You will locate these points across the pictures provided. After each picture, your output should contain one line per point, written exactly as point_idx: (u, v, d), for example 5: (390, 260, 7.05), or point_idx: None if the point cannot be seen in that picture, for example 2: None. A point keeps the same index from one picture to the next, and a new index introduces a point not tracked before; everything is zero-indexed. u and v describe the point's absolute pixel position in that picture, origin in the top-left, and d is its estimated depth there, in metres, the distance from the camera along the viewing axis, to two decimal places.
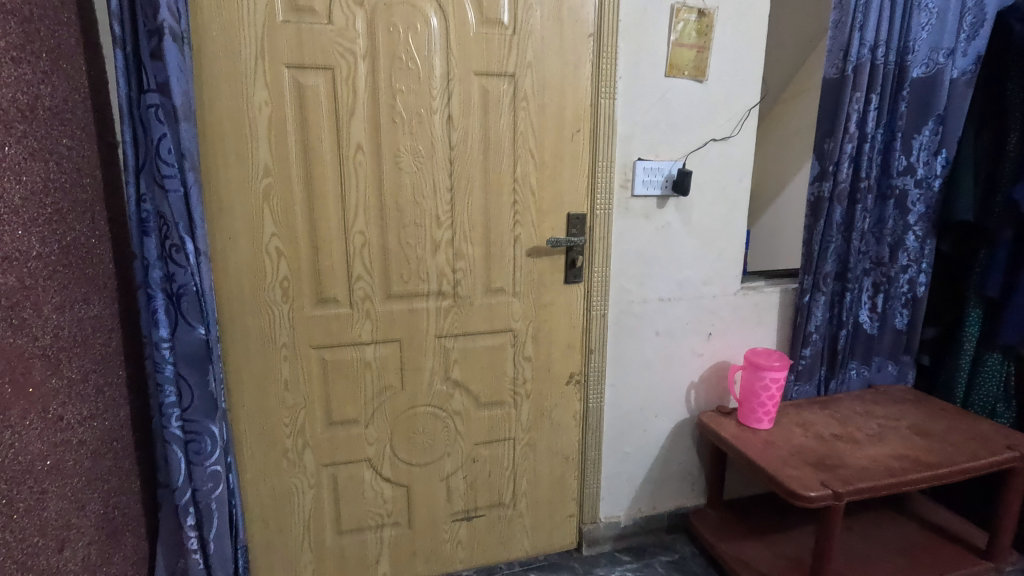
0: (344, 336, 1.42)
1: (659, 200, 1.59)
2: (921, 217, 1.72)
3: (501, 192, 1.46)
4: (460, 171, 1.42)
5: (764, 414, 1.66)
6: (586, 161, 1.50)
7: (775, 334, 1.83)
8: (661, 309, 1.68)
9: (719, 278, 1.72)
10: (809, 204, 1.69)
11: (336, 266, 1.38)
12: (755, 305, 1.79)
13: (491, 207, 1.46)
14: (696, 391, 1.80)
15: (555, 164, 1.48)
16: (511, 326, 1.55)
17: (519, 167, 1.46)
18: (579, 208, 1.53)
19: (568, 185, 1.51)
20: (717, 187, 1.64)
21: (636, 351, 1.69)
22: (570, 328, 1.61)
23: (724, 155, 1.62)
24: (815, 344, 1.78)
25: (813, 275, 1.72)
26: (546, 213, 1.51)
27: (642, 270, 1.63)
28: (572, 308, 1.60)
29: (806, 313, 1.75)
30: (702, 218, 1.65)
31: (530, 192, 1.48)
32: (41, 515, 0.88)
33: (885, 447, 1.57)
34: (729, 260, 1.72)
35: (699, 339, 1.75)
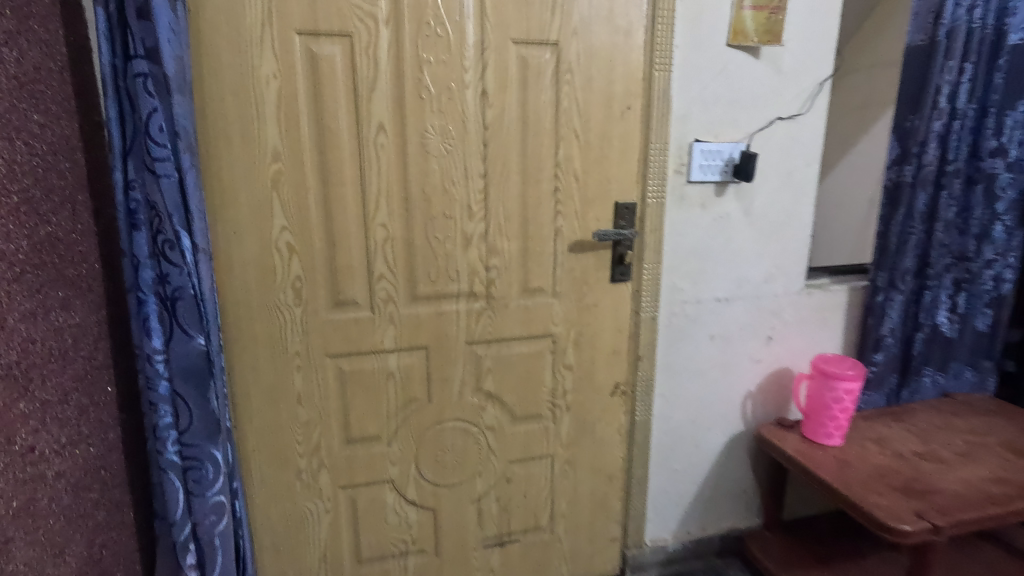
0: (364, 343, 1.26)
1: (717, 187, 1.41)
2: (1013, 205, 1.50)
3: (541, 178, 1.28)
4: (496, 154, 1.24)
5: (835, 429, 1.46)
6: (637, 143, 1.32)
7: (841, 337, 1.64)
8: (717, 310, 1.50)
9: (782, 275, 1.53)
10: (884, 191, 1.50)
11: (356, 264, 1.22)
12: (821, 305, 1.59)
13: (530, 194, 1.29)
14: (753, 401, 1.61)
15: (602, 146, 1.30)
16: (551, 331, 1.38)
17: (561, 150, 1.28)
18: (628, 196, 1.35)
19: (616, 170, 1.33)
20: (782, 172, 1.45)
21: (688, 357, 1.51)
22: (615, 332, 1.43)
23: (791, 136, 1.43)
24: (888, 348, 1.59)
25: (889, 272, 1.52)
26: (591, 203, 1.33)
27: (698, 267, 1.45)
28: (618, 310, 1.42)
29: (880, 314, 1.56)
30: (764, 207, 1.46)
31: (574, 179, 1.30)
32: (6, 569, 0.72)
33: (978, 469, 1.37)
34: (793, 255, 1.52)
35: (757, 343, 1.56)
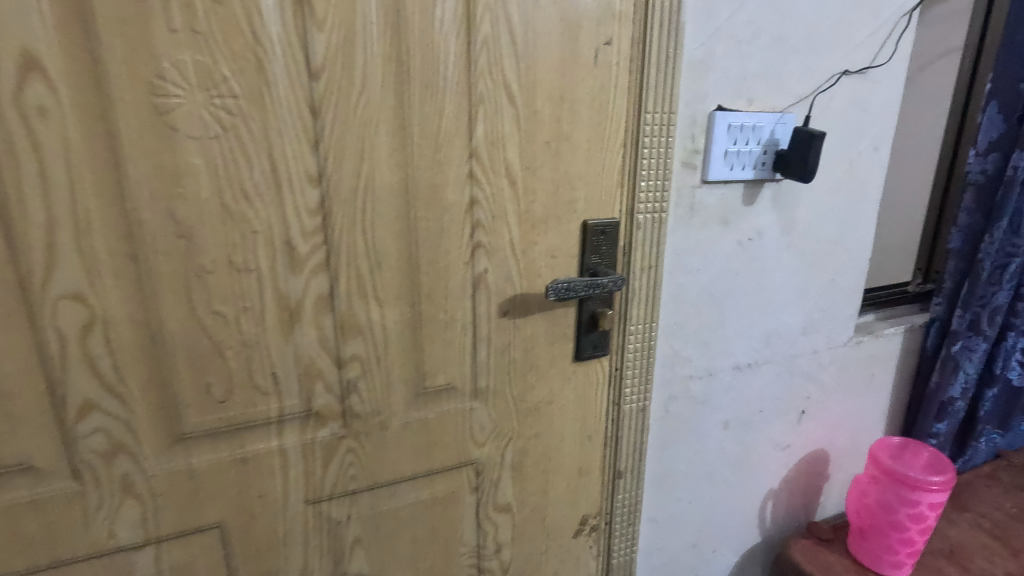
0: (69, 546, 0.58)
1: (749, 190, 0.85)
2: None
3: (441, 181, 0.65)
4: (345, 133, 0.59)
5: (908, 559, 0.98)
6: (622, 113, 0.71)
7: (888, 398, 1.15)
8: (736, 383, 0.96)
9: (827, 320, 1.03)
10: (973, 190, 1.01)
11: (19, 388, 0.53)
12: (868, 358, 1.10)
13: (420, 214, 0.65)
14: (775, 502, 1.10)
15: (558, 121, 0.68)
16: (474, 456, 0.77)
17: (480, 127, 0.65)
18: (604, 213, 0.75)
19: (585, 166, 0.71)
20: (837, 162, 0.93)
21: (691, 457, 0.96)
22: (582, 441, 0.84)
23: (856, 102, 0.90)
24: (954, 415, 1.12)
25: (974, 310, 1.04)
26: (538, 229, 0.71)
27: (712, 322, 0.90)
28: (585, 405, 0.83)
29: (950, 369, 1.08)
30: (811, 223, 0.94)
31: (507, 183, 0.68)
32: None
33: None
34: (842, 292, 1.02)
35: (787, 423, 1.05)
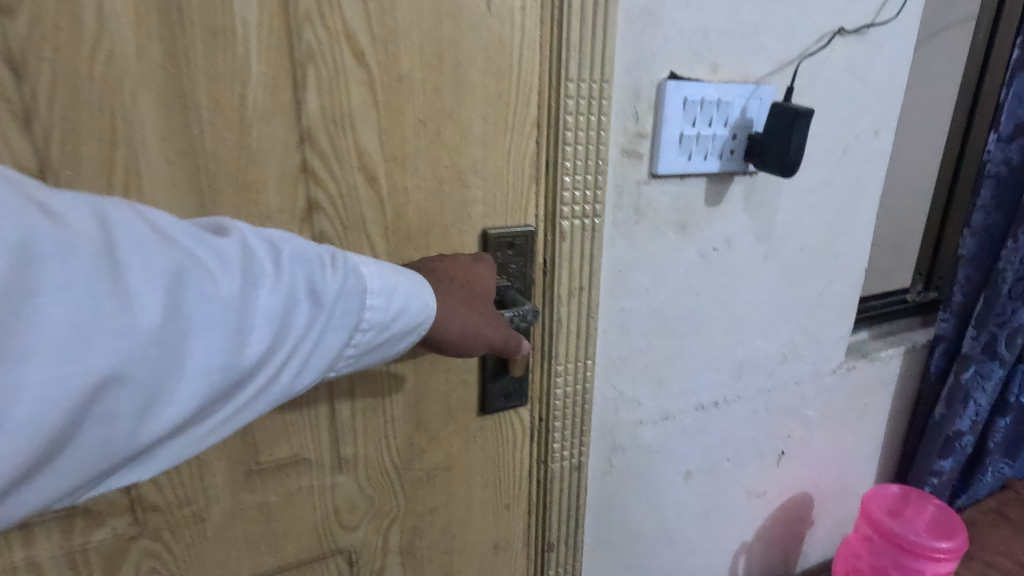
0: None
1: (713, 187, 0.66)
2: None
3: (257, 178, 0.44)
4: (78, 105, 0.38)
5: None
6: (532, 82, 0.51)
7: (882, 431, 0.98)
8: (699, 426, 0.78)
9: (812, 344, 0.84)
10: (993, 183, 0.84)
11: None
12: (862, 386, 0.92)
13: (228, 226, 0.45)
14: (748, 557, 0.93)
15: (435, 91, 0.48)
16: (343, 543, 0.59)
17: (313, 98, 0.44)
18: (511, 220, 0.55)
19: (482, 156, 0.51)
20: (827, 149, 0.74)
21: (642, 515, 0.79)
22: (496, 511, 0.65)
23: (853, 71, 0.71)
24: (962, 451, 0.94)
25: (990, 329, 0.87)
26: (415, 243, 0.51)
27: (667, 354, 0.71)
28: (498, 466, 0.64)
29: (959, 400, 0.90)
30: (794, 226, 0.75)
31: (362, 181, 0.48)
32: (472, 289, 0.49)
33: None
34: (831, 309, 0.84)
35: (761, 466, 0.87)
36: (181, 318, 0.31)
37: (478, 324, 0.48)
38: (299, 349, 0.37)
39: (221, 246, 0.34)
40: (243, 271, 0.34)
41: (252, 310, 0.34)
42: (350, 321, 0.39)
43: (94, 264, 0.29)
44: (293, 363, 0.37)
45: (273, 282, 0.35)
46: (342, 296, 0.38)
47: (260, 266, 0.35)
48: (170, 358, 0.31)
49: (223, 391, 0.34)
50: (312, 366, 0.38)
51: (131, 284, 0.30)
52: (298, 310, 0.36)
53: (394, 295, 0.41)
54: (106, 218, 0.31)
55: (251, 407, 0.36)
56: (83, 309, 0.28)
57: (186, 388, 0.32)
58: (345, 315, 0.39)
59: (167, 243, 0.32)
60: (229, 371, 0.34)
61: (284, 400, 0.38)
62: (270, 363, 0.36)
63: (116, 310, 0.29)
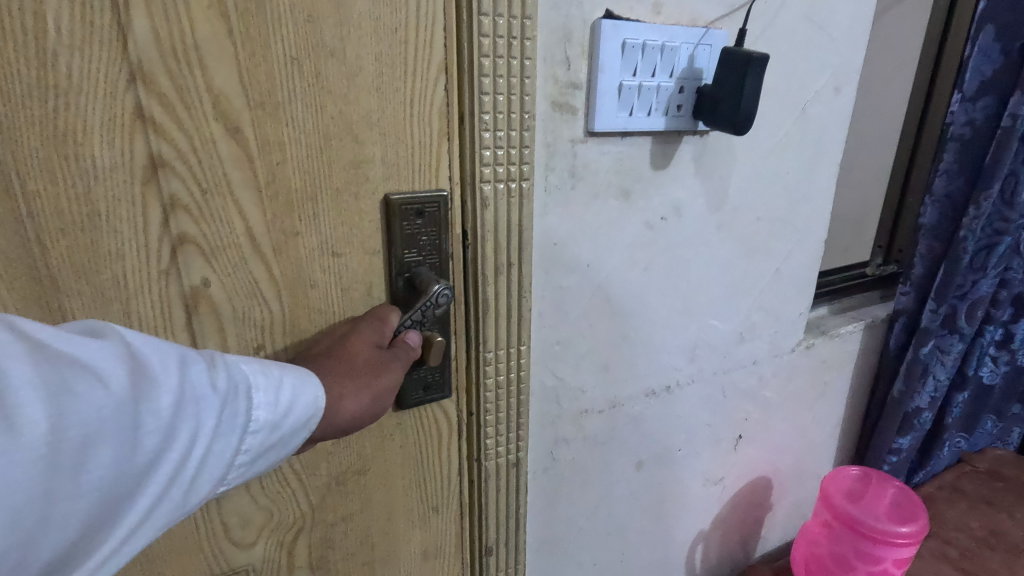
0: None
1: (660, 147, 0.60)
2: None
3: (76, 125, 0.35)
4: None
5: None
6: (435, 14, 0.42)
7: (842, 410, 0.94)
8: (651, 411, 0.72)
9: (769, 321, 0.79)
10: (956, 146, 0.79)
11: None
12: (822, 364, 0.87)
13: (38, 189, 0.35)
14: (706, 544, 0.88)
15: (308, 20, 0.38)
16: (236, 563, 0.50)
17: (142, 23, 0.35)
18: (419, 184, 0.46)
19: (379, 106, 0.41)
20: (784, 108, 0.68)
21: (591, 512, 0.73)
22: (423, 517, 0.57)
23: (812, 19, 0.65)
24: (920, 428, 0.91)
25: (950, 302, 0.83)
26: (300, 212, 0.42)
27: (612, 336, 0.65)
28: (422, 467, 0.55)
29: (918, 376, 0.86)
30: (749, 193, 0.69)
31: (220, 132, 0.39)
32: (352, 358, 0.43)
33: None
34: (789, 285, 0.79)
35: (717, 452, 0.82)
36: (81, 428, 0.28)
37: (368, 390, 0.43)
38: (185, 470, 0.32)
39: (103, 346, 0.30)
40: (131, 373, 0.31)
41: (144, 417, 0.30)
42: (238, 429, 0.35)
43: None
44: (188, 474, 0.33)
45: (174, 379, 0.32)
46: (227, 401, 0.34)
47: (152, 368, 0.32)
48: (57, 478, 0.27)
49: (108, 516, 0.30)
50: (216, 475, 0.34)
51: (0, 400, 0.26)
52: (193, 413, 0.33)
53: (282, 392, 0.38)
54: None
55: (137, 535, 0.31)
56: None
57: (69, 514, 0.28)
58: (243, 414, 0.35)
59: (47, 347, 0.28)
60: (125, 488, 0.30)
61: (176, 521, 0.33)
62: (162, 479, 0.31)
63: None
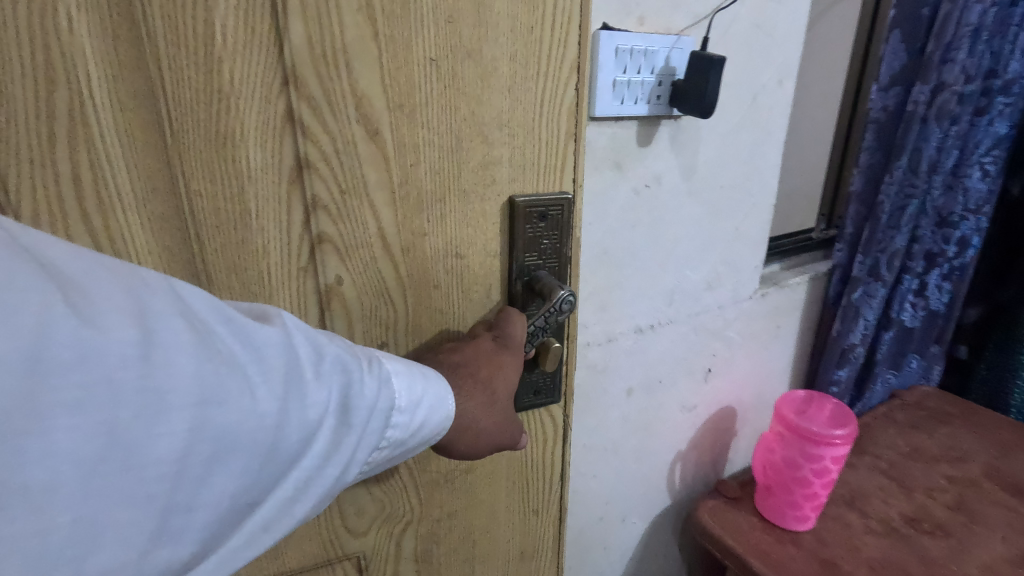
0: None
1: (642, 131, 0.70)
2: (1002, 137, 0.95)
3: (233, 130, 0.37)
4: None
5: (812, 510, 0.93)
6: (571, 12, 0.43)
7: (791, 350, 1.11)
8: (638, 347, 0.84)
9: (731, 273, 0.92)
10: (875, 127, 0.97)
11: None
12: (775, 309, 1.03)
13: (200, 190, 0.38)
14: (683, 462, 1.04)
15: (449, 21, 0.39)
16: (349, 549, 0.53)
17: (297, 26, 0.36)
18: (543, 187, 0.47)
19: (508, 106, 0.43)
20: (741, 96, 0.79)
21: (591, 429, 0.86)
22: (524, 518, 0.59)
23: (761, 27, 0.77)
24: (857, 362, 1.07)
25: (873, 255, 1.00)
26: (428, 212, 0.44)
27: (609, 281, 0.76)
28: (528, 472, 0.57)
29: (851, 317, 1.03)
30: (716, 164, 0.80)
31: (361, 134, 0.40)
32: (494, 393, 0.47)
33: (997, 539, 0.89)
34: (747, 243, 0.91)
35: (692, 382, 0.96)
36: (245, 438, 0.33)
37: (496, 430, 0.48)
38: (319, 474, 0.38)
39: (273, 357, 0.35)
40: (293, 388, 0.36)
41: (279, 437, 0.35)
42: (371, 441, 0.41)
43: (136, 382, 0.29)
44: (309, 481, 0.38)
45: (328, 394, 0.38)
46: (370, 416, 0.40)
47: (297, 383, 0.36)
48: (181, 484, 0.31)
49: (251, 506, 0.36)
50: (324, 491, 0.38)
51: (169, 414, 0.30)
52: (321, 431, 0.37)
53: (416, 411, 0.43)
54: (157, 321, 0.31)
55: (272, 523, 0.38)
56: (109, 428, 0.29)
57: (191, 515, 0.32)
58: (358, 437, 0.39)
59: (216, 358, 0.33)
60: (267, 486, 0.36)
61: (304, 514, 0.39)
62: (275, 483, 0.36)
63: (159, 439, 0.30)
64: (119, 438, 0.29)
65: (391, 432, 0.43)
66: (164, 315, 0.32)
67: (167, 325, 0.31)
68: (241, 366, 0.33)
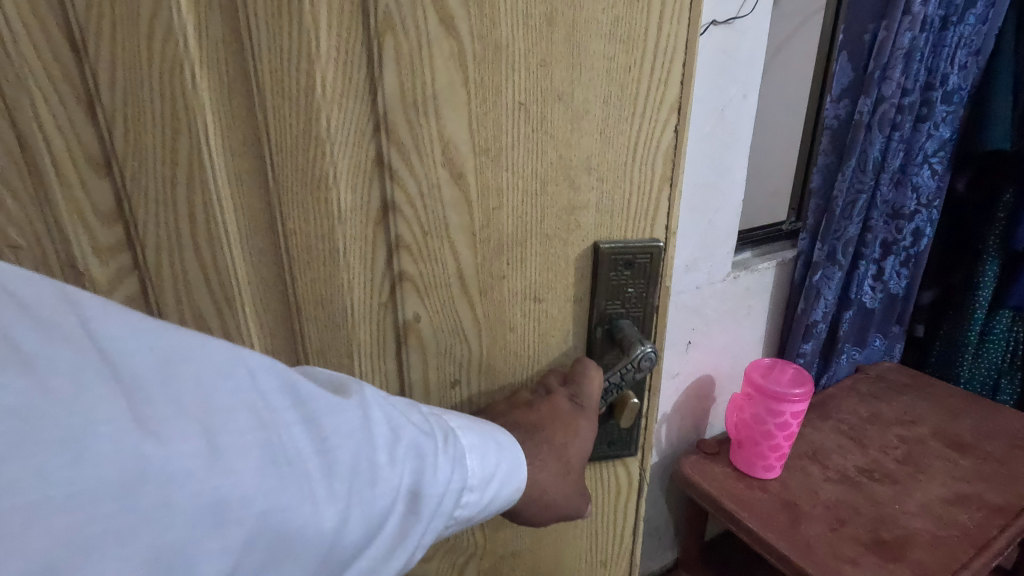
0: None
1: None
2: (947, 141, 1.07)
3: (326, 174, 0.44)
4: (136, 96, 0.40)
5: (776, 459, 1.04)
6: (674, 55, 0.45)
7: (761, 329, 1.19)
8: None
9: (705, 259, 0.99)
10: (830, 133, 1.05)
11: None
12: (745, 290, 1.11)
13: (295, 229, 0.45)
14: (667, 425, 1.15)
15: (541, 65, 0.43)
16: (415, 573, 0.56)
17: (391, 77, 0.42)
18: (631, 234, 0.50)
19: (599, 150, 0.47)
20: (711, 108, 0.85)
21: None
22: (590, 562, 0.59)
23: (727, 49, 0.82)
24: (819, 336, 1.14)
25: (831, 243, 1.08)
26: (508, 255, 0.49)
27: None
28: (595, 516, 0.57)
29: (812, 299, 1.11)
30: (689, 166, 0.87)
31: (446, 177, 0.45)
32: (567, 461, 0.50)
33: (934, 483, 1.01)
34: (719, 232, 0.97)
35: (673, 353, 1.06)
36: (306, 531, 0.30)
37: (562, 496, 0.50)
38: (382, 568, 0.35)
39: (349, 436, 0.34)
40: (362, 471, 0.34)
41: (343, 529, 0.32)
42: (439, 523, 0.38)
43: (196, 478, 0.27)
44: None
45: (398, 474, 0.35)
46: (440, 495, 0.38)
47: (362, 477, 0.34)
48: None
49: None
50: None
51: (230, 511, 0.28)
52: (389, 516, 0.35)
53: (489, 485, 0.42)
54: (224, 414, 0.29)
55: None
56: (164, 551, 0.26)
57: None
58: (421, 528, 0.36)
59: (280, 456, 0.31)
60: None
61: None
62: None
63: (214, 540, 0.27)
64: (172, 560, 0.26)
65: (459, 509, 0.40)
66: (233, 409, 0.30)
67: (234, 423, 0.30)
68: (306, 461, 0.32)
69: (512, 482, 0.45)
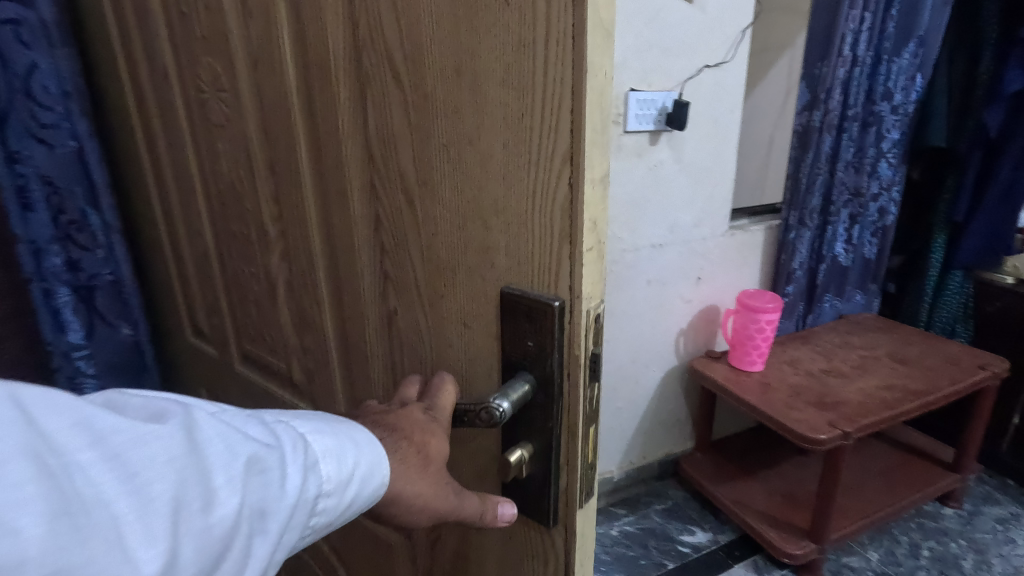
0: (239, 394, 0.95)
1: (652, 137, 1.28)
2: (898, 140, 1.43)
3: (347, 186, 0.61)
4: (277, 132, 0.67)
5: (758, 356, 1.25)
6: (562, 101, 0.43)
7: (758, 273, 1.54)
8: (652, 255, 1.38)
9: (710, 219, 1.42)
10: (797, 136, 1.43)
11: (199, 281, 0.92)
12: (741, 246, 1.48)
13: (335, 223, 0.65)
14: (686, 338, 1.50)
15: (455, 110, 0.48)
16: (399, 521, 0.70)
17: (371, 118, 0.55)
18: (535, 287, 0.49)
19: (504, 191, 0.48)
20: (710, 118, 1.34)
21: (629, 303, 1.39)
22: None
23: (717, 84, 1.31)
24: (797, 281, 1.48)
25: (799, 211, 1.43)
26: (445, 279, 0.55)
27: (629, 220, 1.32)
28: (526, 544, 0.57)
29: (790, 250, 1.45)
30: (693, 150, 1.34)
31: (404, 200, 0.55)
32: (427, 456, 0.50)
33: (872, 377, 1.21)
34: (716, 207, 1.41)
35: (687, 283, 1.44)
36: None
37: (431, 496, 0.50)
38: None
39: (168, 474, 0.33)
40: (187, 506, 0.34)
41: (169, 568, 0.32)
42: (297, 528, 0.40)
43: None
44: None
45: (236, 499, 0.36)
46: (290, 509, 0.39)
47: (190, 504, 0.34)
48: None
49: None
50: None
51: None
52: (230, 539, 0.35)
53: (350, 487, 0.43)
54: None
55: None
56: None
57: None
58: (267, 539, 0.37)
59: (73, 503, 0.30)
60: None
61: None
62: None
63: None
64: None
65: (319, 515, 0.42)
66: (4, 462, 0.28)
67: (7, 480, 0.28)
68: (112, 504, 0.31)
69: (374, 480, 0.45)
